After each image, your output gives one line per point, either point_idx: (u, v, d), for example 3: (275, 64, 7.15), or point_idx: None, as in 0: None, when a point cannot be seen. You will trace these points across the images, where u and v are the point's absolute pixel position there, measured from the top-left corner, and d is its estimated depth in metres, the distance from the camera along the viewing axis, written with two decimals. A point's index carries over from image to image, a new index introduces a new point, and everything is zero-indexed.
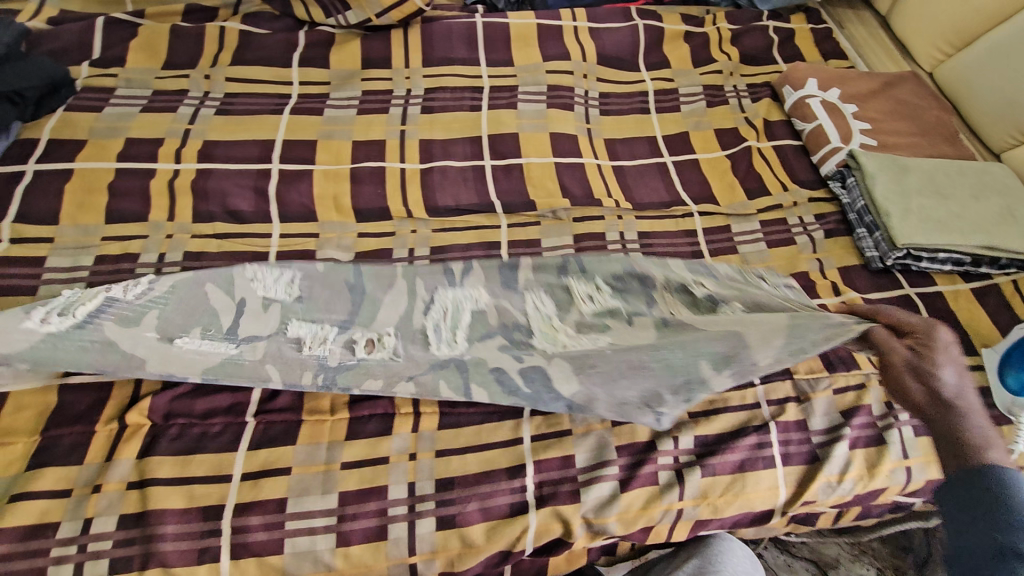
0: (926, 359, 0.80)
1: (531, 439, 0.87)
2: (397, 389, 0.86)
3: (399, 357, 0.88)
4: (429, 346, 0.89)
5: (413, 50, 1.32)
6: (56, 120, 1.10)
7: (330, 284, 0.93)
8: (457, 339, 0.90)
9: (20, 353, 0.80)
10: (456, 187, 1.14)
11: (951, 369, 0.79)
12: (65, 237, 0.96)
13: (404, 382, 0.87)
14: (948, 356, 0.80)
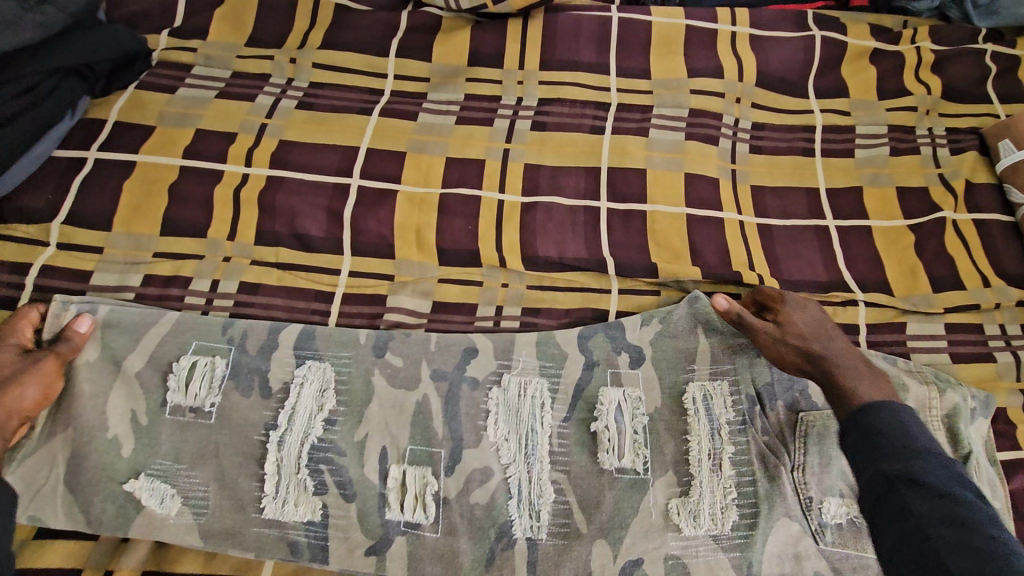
0: (790, 324, 0.78)
1: (615, 464, 0.73)
2: (503, 384, 0.77)
3: (510, 374, 0.78)
4: (536, 380, 0.78)
5: (530, 46, 1.09)
6: (126, 99, 0.98)
7: (433, 362, 0.77)
8: (532, 372, 0.79)
9: (140, 381, 0.73)
10: (563, 230, 0.93)
11: (811, 325, 0.78)
12: (116, 248, 0.84)
13: (510, 388, 0.77)
14: (807, 317, 0.78)
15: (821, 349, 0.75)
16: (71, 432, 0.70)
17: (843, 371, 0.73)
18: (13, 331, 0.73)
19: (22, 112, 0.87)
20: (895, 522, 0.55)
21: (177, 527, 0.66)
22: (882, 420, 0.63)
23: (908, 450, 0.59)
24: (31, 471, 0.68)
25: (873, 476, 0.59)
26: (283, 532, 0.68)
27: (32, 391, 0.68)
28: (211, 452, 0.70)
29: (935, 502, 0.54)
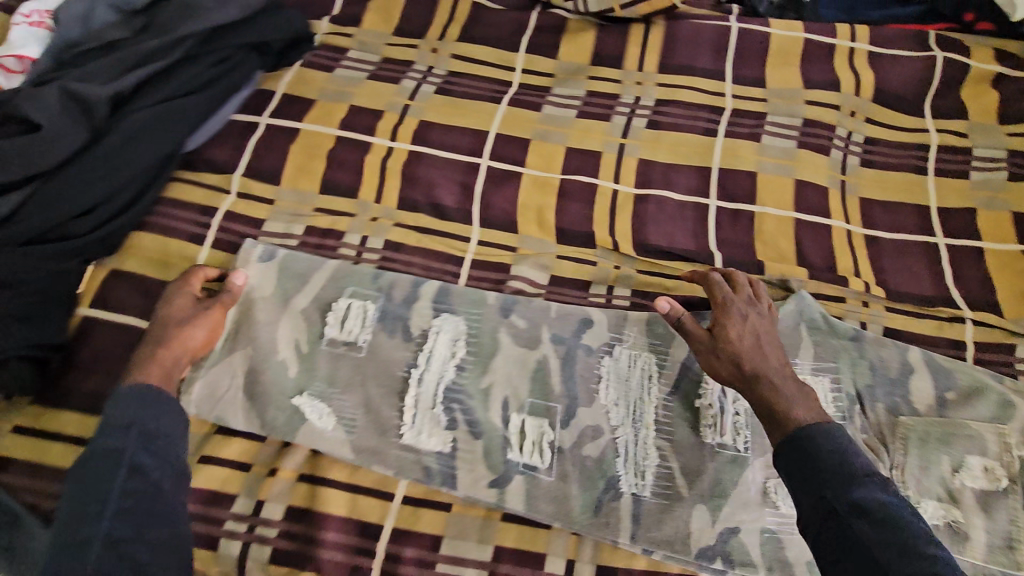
0: (724, 335, 0.76)
1: (717, 440, 0.77)
2: (615, 354, 0.83)
3: (621, 346, 0.84)
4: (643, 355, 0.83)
5: (651, 50, 1.15)
6: (292, 75, 1.10)
7: (552, 326, 0.85)
8: (641, 346, 0.84)
9: (304, 314, 0.84)
10: (673, 223, 0.98)
11: (748, 338, 0.76)
12: (284, 201, 0.96)
13: (621, 359, 0.83)
14: (745, 330, 0.77)
15: (755, 365, 0.74)
16: (248, 350, 0.81)
17: (777, 389, 0.71)
18: (186, 285, 0.81)
19: (215, 80, 1.00)
20: (846, 552, 0.58)
21: (331, 439, 0.76)
22: (819, 445, 0.64)
23: (848, 474, 0.61)
24: (212, 380, 0.79)
25: (820, 507, 0.60)
26: (417, 456, 0.76)
27: (199, 330, 0.77)
28: (360, 380, 0.80)
29: (885, 528, 0.57)
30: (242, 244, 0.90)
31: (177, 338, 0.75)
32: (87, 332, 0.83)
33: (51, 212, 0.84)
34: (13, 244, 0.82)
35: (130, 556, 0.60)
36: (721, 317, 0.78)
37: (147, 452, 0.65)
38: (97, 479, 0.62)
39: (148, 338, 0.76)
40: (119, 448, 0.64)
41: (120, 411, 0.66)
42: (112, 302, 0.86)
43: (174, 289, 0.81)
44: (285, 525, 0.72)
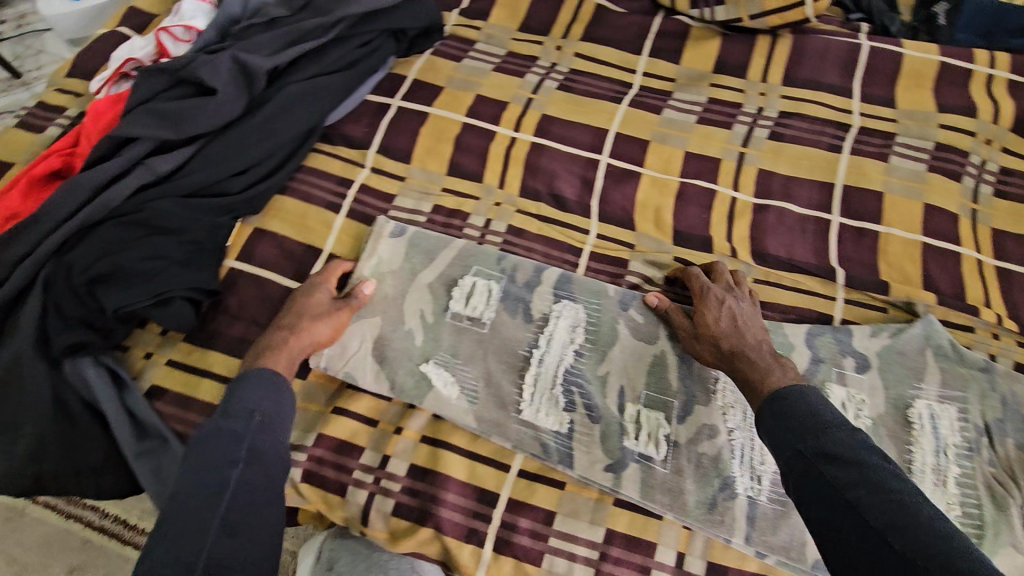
0: (701, 319, 0.80)
1: None
2: None
3: None
4: None
5: (776, 62, 1.12)
6: (423, 62, 1.13)
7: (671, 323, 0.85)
8: None
9: (430, 287, 0.88)
10: (792, 234, 0.97)
11: (723, 320, 0.79)
12: (414, 179, 1.00)
13: None
14: (719, 313, 0.80)
15: (733, 344, 0.77)
16: (380, 316, 0.85)
17: (752, 363, 0.74)
18: (325, 282, 0.84)
19: (359, 61, 1.04)
20: (819, 495, 0.61)
21: (455, 407, 0.79)
22: (794, 404, 0.68)
23: (819, 427, 0.65)
24: (343, 341, 0.82)
25: (795, 458, 0.64)
26: (536, 433, 0.78)
27: (326, 328, 0.79)
28: (480, 355, 0.83)
29: (854, 472, 0.60)
30: (374, 222, 0.94)
31: (303, 332, 0.77)
32: (231, 282, 0.88)
33: (212, 170, 0.90)
34: (176, 196, 0.88)
35: (238, 547, 0.58)
36: (699, 305, 0.81)
37: (270, 435, 0.66)
38: (217, 460, 0.61)
39: (277, 325, 0.79)
40: (243, 431, 0.64)
41: (243, 396, 0.68)
42: (255, 257, 0.91)
43: (312, 286, 0.83)
44: (410, 481, 0.75)
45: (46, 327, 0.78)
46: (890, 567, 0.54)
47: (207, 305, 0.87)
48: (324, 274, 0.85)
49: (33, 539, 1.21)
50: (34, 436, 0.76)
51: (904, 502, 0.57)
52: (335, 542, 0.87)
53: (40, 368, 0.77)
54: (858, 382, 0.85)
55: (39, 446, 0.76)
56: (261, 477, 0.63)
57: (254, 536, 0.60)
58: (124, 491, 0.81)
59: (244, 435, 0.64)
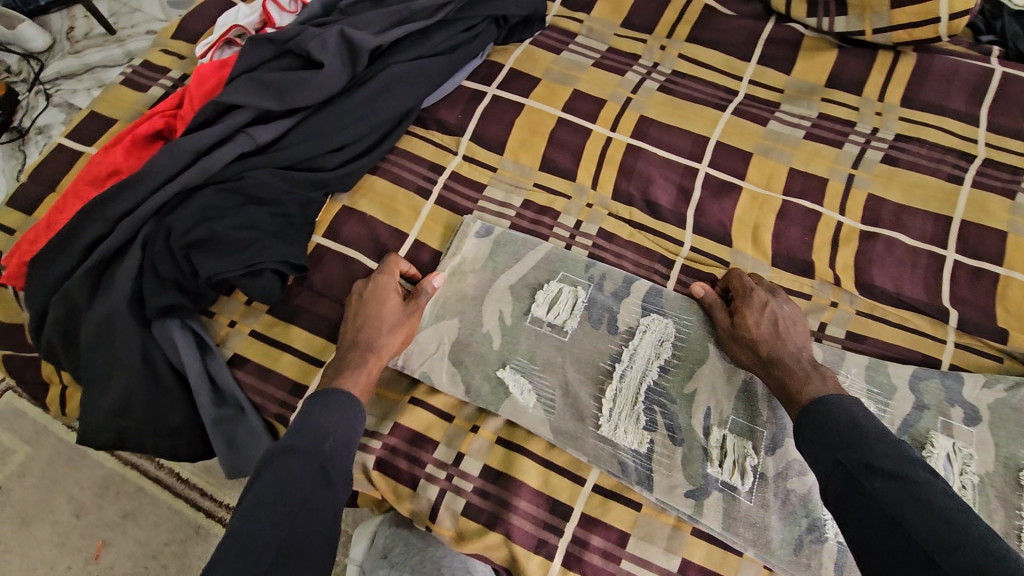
0: (743, 319, 0.78)
1: None
2: None
3: None
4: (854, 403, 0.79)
5: (896, 80, 1.05)
6: (521, 51, 1.11)
7: None
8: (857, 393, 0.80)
9: (514, 287, 0.84)
10: (903, 267, 0.90)
11: (765, 323, 0.77)
12: (505, 171, 0.98)
13: None
14: (761, 315, 0.78)
15: (774, 348, 0.75)
16: (458, 316, 0.82)
17: (792, 369, 0.73)
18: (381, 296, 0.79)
19: (460, 45, 1.03)
20: (860, 509, 0.59)
21: (532, 416, 0.76)
22: (836, 413, 0.67)
23: (859, 438, 0.63)
24: (421, 342, 0.80)
25: (835, 470, 0.63)
26: (614, 450, 0.74)
27: (400, 338, 0.78)
28: (560, 364, 0.79)
29: (896, 486, 0.59)
30: (464, 219, 0.92)
31: (382, 351, 0.76)
32: (318, 258, 0.88)
33: (311, 145, 0.90)
34: (274, 167, 0.88)
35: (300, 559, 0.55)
36: (741, 307, 0.79)
37: (342, 462, 0.65)
38: (295, 471, 0.60)
39: (353, 343, 0.76)
40: (320, 449, 0.63)
41: (325, 413, 0.68)
42: (341, 236, 0.90)
43: (379, 291, 0.80)
44: (482, 483, 0.73)
45: (141, 286, 0.79)
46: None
47: (293, 279, 0.86)
48: (381, 278, 0.81)
49: (91, 482, 1.23)
50: (121, 393, 0.77)
51: (951, 520, 0.55)
52: (391, 530, 0.84)
53: (133, 329, 0.77)
54: (966, 434, 0.78)
55: (125, 403, 0.77)
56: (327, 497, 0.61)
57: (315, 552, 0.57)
58: (197, 456, 0.82)
59: (320, 454, 0.63)
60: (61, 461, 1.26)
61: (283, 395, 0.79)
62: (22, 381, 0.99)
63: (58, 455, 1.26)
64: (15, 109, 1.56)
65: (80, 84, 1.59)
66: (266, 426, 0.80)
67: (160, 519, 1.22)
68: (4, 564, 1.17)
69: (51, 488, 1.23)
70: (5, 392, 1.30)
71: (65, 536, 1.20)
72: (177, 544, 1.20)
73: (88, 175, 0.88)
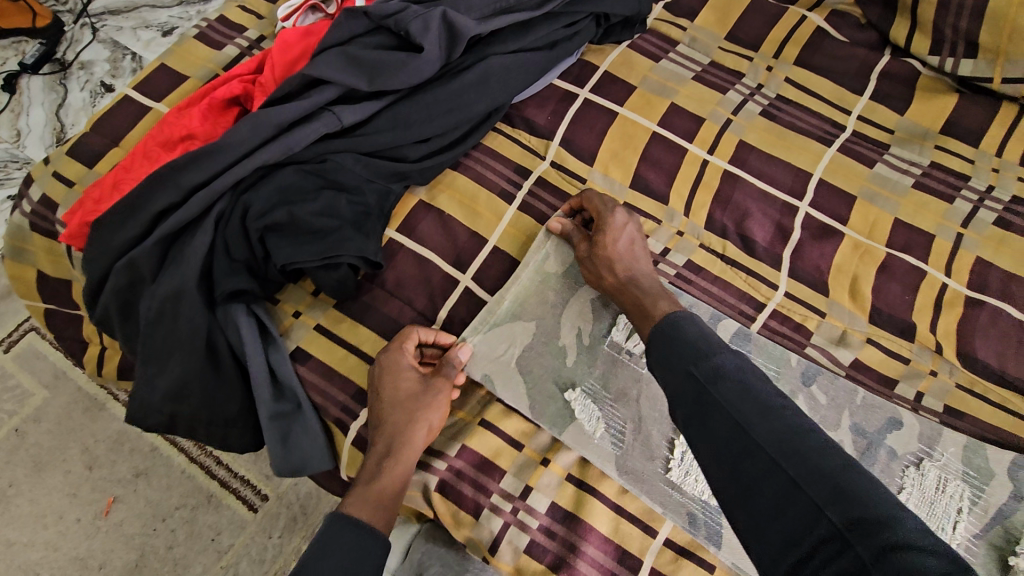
0: (601, 240, 0.78)
1: None
2: (923, 470, 0.74)
3: (927, 465, 0.74)
4: (945, 484, 0.73)
5: (1018, 136, 0.97)
6: (618, 53, 1.04)
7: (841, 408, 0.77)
8: (949, 473, 0.74)
9: (597, 310, 0.80)
10: (1008, 342, 0.84)
11: (620, 243, 0.78)
12: (594, 184, 0.92)
13: (912, 470, 0.74)
14: (618, 234, 0.79)
15: (626, 267, 0.77)
16: (534, 324, 0.79)
17: (642, 288, 0.74)
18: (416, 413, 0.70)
19: (559, 42, 0.97)
20: (710, 419, 0.57)
21: (599, 449, 0.72)
22: (684, 326, 0.65)
23: (706, 349, 0.61)
24: (491, 341, 0.77)
25: (686, 380, 0.60)
26: (682, 500, 0.70)
27: (435, 417, 0.71)
28: (632, 397, 0.75)
29: (742, 392, 0.57)
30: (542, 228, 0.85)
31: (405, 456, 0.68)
32: (392, 253, 0.83)
33: (399, 132, 0.84)
34: (358, 152, 0.83)
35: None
36: (600, 225, 0.80)
37: None
38: None
39: (376, 433, 0.70)
40: None
41: (327, 555, 0.59)
42: (417, 232, 0.85)
43: (393, 368, 0.72)
44: (549, 521, 0.69)
45: (213, 267, 0.75)
46: (777, 488, 0.52)
47: (364, 274, 0.81)
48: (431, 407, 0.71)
49: (105, 435, 1.16)
50: (180, 376, 0.73)
51: (790, 423, 0.55)
52: (428, 545, 0.73)
53: (198, 307, 0.73)
54: None
55: (182, 387, 0.74)
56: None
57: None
58: (247, 448, 0.78)
59: None
60: (78, 410, 1.17)
61: (346, 398, 0.75)
62: (62, 337, 0.95)
63: (75, 403, 1.18)
64: (60, 40, 1.49)
65: (126, 22, 1.52)
66: (325, 429, 0.75)
67: (173, 481, 1.14)
68: (13, 507, 1.11)
69: (66, 437, 1.15)
70: (29, 333, 1.22)
71: (76, 488, 1.12)
72: (187, 510, 1.12)
73: (161, 137, 0.84)
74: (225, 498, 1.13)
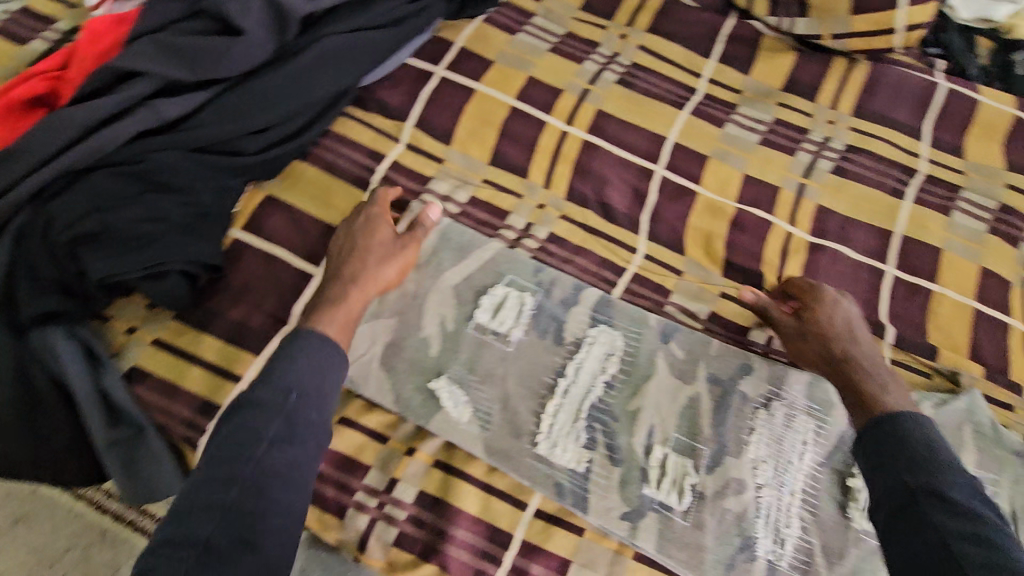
0: (815, 319, 0.79)
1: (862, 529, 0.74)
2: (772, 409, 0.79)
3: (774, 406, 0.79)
4: (792, 421, 0.79)
5: (849, 90, 1.05)
6: (473, 29, 1.01)
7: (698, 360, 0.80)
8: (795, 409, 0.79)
9: (463, 287, 0.79)
10: (845, 281, 0.92)
11: (839, 322, 0.78)
12: (452, 163, 0.90)
13: (761, 411, 0.79)
14: (834, 312, 0.79)
15: (846, 349, 0.77)
16: (395, 317, 0.77)
17: (851, 367, 0.75)
18: (392, 249, 0.75)
19: (406, 18, 0.92)
20: (915, 533, 0.58)
21: (466, 433, 0.71)
22: (910, 431, 0.64)
23: (928, 456, 0.62)
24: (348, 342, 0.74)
25: (901, 493, 0.60)
26: (550, 471, 0.71)
27: (390, 271, 0.75)
28: (500, 375, 0.75)
29: (951, 511, 0.58)
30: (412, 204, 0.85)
31: (369, 281, 0.73)
32: (237, 256, 0.78)
33: (229, 124, 0.79)
34: (184, 149, 0.77)
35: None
36: (809, 302, 0.80)
37: (313, 418, 0.59)
38: (247, 426, 0.56)
39: (338, 275, 0.73)
40: (280, 404, 0.58)
41: (293, 364, 0.61)
42: (266, 230, 0.80)
43: (365, 223, 0.77)
44: (416, 510, 0.68)
45: (15, 288, 0.68)
46: None
47: (206, 280, 0.76)
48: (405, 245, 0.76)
49: None
50: None
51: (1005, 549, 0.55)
52: None
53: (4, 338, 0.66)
54: None
55: None
56: (266, 503, 0.54)
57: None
58: (88, 481, 0.72)
59: (282, 407, 0.58)
60: None
61: (191, 414, 0.70)
62: None
63: None
64: None
65: None
66: (172, 450, 0.71)
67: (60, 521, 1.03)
68: None
69: None
70: None
71: None
72: (79, 550, 1.02)
73: None
74: (121, 532, 1.03)
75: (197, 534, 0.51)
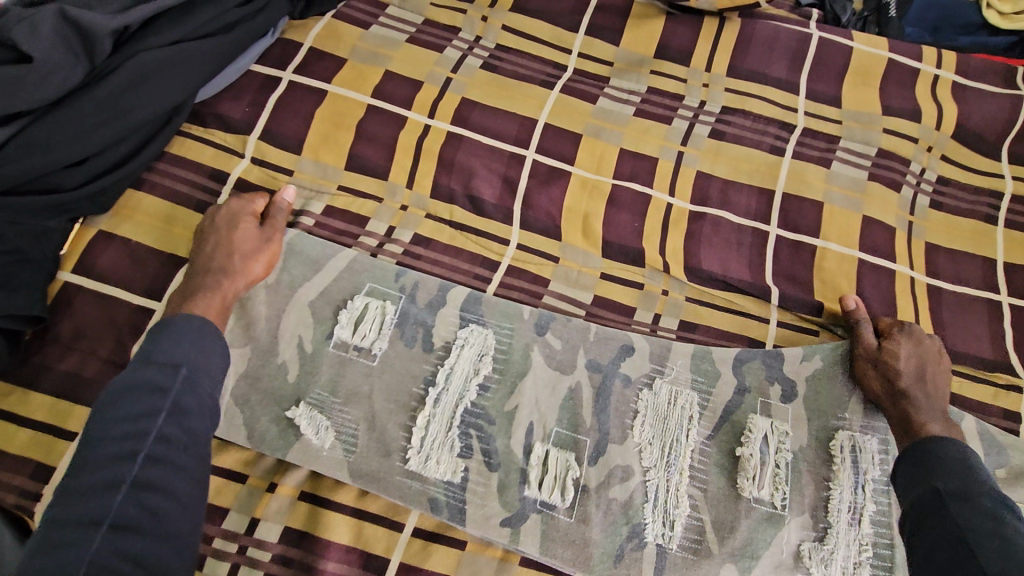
0: (891, 351, 0.78)
1: (751, 499, 0.73)
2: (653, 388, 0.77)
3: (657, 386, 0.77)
4: (676, 398, 0.77)
5: (722, 50, 1.02)
6: (321, 25, 0.95)
7: (574, 347, 0.78)
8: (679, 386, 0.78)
9: (320, 305, 0.76)
10: (729, 247, 0.89)
11: (911, 360, 0.77)
12: (305, 174, 0.85)
13: (643, 391, 0.77)
14: (911, 350, 0.78)
15: (908, 385, 0.76)
16: (249, 347, 0.73)
17: (917, 405, 0.74)
18: (258, 236, 0.75)
19: (239, 23, 0.85)
20: (935, 526, 0.61)
21: (329, 459, 0.69)
22: (947, 449, 0.68)
23: (970, 471, 0.65)
24: None
25: (926, 492, 0.64)
26: (424, 486, 0.69)
27: (259, 267, 0.74)
28: (366, 394, 0.72)
29: (982, 512, 0.60)
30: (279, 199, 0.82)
31: (235, 268, 0.72)
32: (68, 300, 0.74)
33: (35, 160, 0.72)
34: None
35: (132, 543, 0.49)
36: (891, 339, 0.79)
37: (199, 395, 0.59)
38: (133, 403, 0.55)
39: (204, 265, 0.73)
40: (163, 381, 0.57)
41: (175, 341, 0.60)
42: (97, 270, 0.75)
43: (229, 219, 0.76)
44: (282, 548, 0.66)
45: None
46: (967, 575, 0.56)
47: (31, 333, 0.72)
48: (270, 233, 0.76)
49: None
50: None
51: (1001, 529, 0.58)
52: None
53: None
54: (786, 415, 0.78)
55: None
56: (176, 469, 0.54)
57: (173, 538, 0.51)
58: None
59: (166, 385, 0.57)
60: None
61: (23, 479, 0.66)
62: None
63: None
64: None
65: None
66: (11, 521, 0.67)
67: None
68: None
69: None
70: None
71: None
72: None
73: None
74: None
75: (105, 506, 0.50)
